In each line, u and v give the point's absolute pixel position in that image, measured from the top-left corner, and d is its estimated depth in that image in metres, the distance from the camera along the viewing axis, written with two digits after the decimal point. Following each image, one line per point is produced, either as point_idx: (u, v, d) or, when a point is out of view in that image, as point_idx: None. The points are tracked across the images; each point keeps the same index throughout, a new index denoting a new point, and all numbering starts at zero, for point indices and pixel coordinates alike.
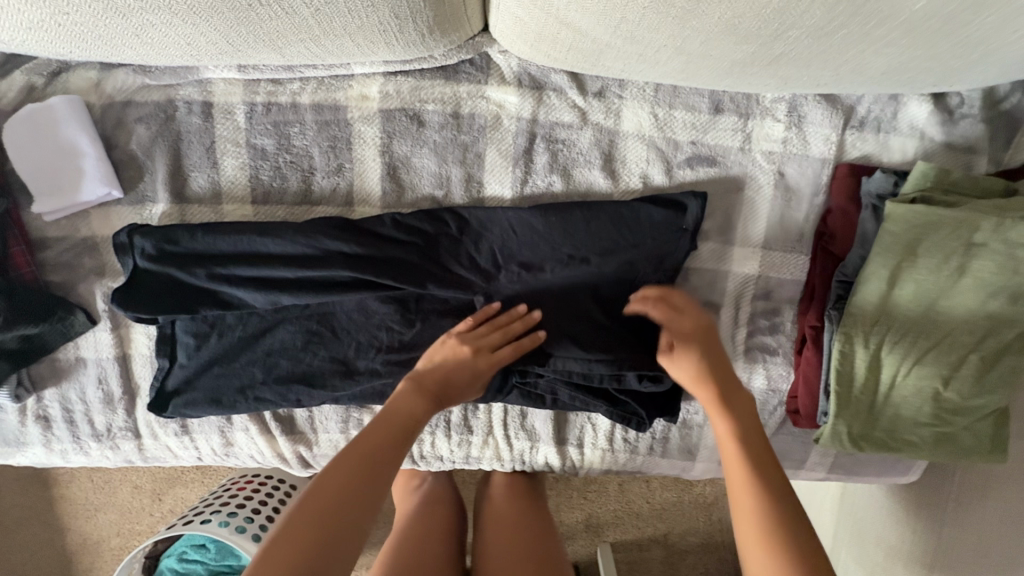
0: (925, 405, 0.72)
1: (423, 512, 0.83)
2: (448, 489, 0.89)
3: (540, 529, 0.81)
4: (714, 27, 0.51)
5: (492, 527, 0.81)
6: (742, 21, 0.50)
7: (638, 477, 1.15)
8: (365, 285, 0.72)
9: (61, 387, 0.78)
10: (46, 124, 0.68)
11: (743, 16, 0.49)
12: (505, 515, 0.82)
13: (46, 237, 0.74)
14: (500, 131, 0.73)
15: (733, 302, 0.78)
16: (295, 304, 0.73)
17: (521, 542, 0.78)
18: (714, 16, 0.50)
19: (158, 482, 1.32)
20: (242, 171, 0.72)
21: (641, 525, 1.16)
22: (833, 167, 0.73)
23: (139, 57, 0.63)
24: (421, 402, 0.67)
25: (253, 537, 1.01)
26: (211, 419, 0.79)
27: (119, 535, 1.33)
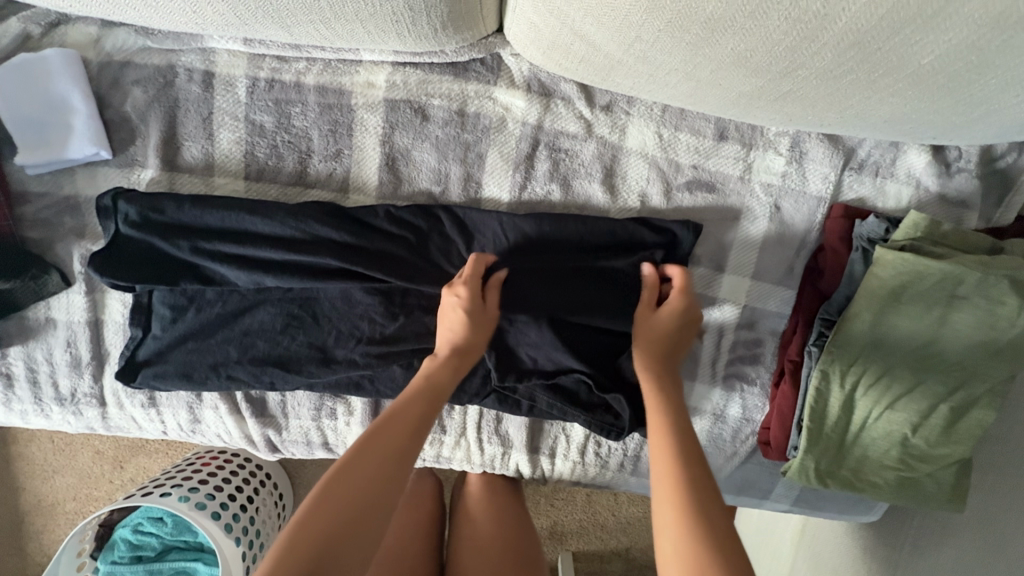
0: (892, 449, 0.74)
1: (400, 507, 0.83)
2: (427, 483, 0.89)
3: (515, 533, 0.80)
4: (725, 57, 0.50)
5: (468, 526, 0.81)
6: (753, 55, 0.49)
7: (606, 490, 1.16)
8: (352, 274, 0.72)
9: (28, 347, 0.75)
10: (39, 74, 0.66)
11: (756, 49, 0.48)
12: (483, 512, 0.82)
13: (28, 191, 0.71)
14: (504, 133, 0.72)
15: (717, 329, 0.78)
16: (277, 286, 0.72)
17: (495, 545, 0.78)
18: (728, 46, 0.49)
19: (121, 450, 1.29)
20: (237, 145, 0.71)
21: (605, 537, 1.17)
22: (829, 206, 0.74)
23: (142, 18, 0.61)
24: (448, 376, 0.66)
25: (212, 515, 0.99)
26: (180, 394, 0.78)
27: (75, 499, 1.30)
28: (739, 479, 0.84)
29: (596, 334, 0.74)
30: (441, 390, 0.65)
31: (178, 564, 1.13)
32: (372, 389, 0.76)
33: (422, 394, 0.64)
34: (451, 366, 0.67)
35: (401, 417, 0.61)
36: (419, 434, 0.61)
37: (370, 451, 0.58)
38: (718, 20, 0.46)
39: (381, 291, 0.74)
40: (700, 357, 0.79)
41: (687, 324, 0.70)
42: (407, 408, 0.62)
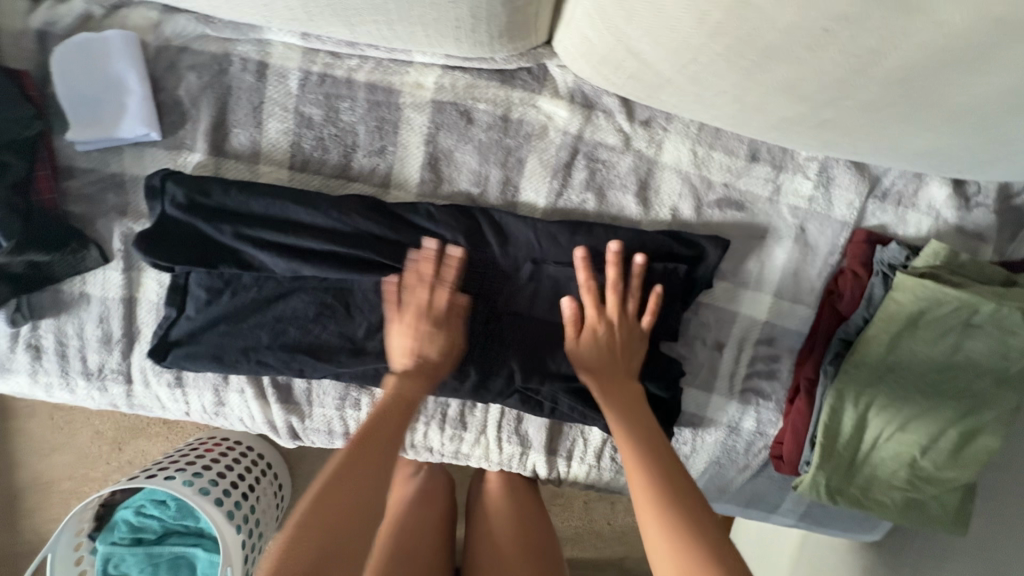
0: (901, 470, 0.76)
1: (416, 503, 0.85)
2: (443, 480, 0.91)
3: (530, 532, 0.82)
4: (777, 82, 0.52)
5: (492, 526, 0.82)
6: (803, 83, 0.52)
7: (604, 499, 1.18)
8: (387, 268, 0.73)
9: (59, 320, 0.76)
10: (97, 54, 0.68)
11: (808, 78, 0.51)
12: (505, 513, 0.84)
13: (74, 166, 0.72)
14: (545, 141, 0.74)
15: (737, 343, 0.81)
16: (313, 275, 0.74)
17: (512, 543, 0.79)
18: (782, 72, 0.51)
19: (121, 431, 1.29)
20: (285, 136, 0.73)
21: (600, 545, 1.19)
22: (851, 231, 0.77)
23: (209, 6, 0.62)
24: (413, 385, 0.66)
25: (216, 501, 0.99)
26: (208, 375, 0.79)
27: (72, 479, 1.29)
28: (749, 491, 0.86)
29: None
30: (405, 404, 0.65)
31: (177, 548, 1.13)
32: None
33: (381, 415, 0.62)
34: (416, 381, 0.67)
35: (359, 450, 0.58)
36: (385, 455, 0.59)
37: (331, 497, 0.53)
38: (778, 48, 0.48)
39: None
40: (718, 369, 0.81)
41: (614, 341, 0.71)
42: (367, 445, 0.59)
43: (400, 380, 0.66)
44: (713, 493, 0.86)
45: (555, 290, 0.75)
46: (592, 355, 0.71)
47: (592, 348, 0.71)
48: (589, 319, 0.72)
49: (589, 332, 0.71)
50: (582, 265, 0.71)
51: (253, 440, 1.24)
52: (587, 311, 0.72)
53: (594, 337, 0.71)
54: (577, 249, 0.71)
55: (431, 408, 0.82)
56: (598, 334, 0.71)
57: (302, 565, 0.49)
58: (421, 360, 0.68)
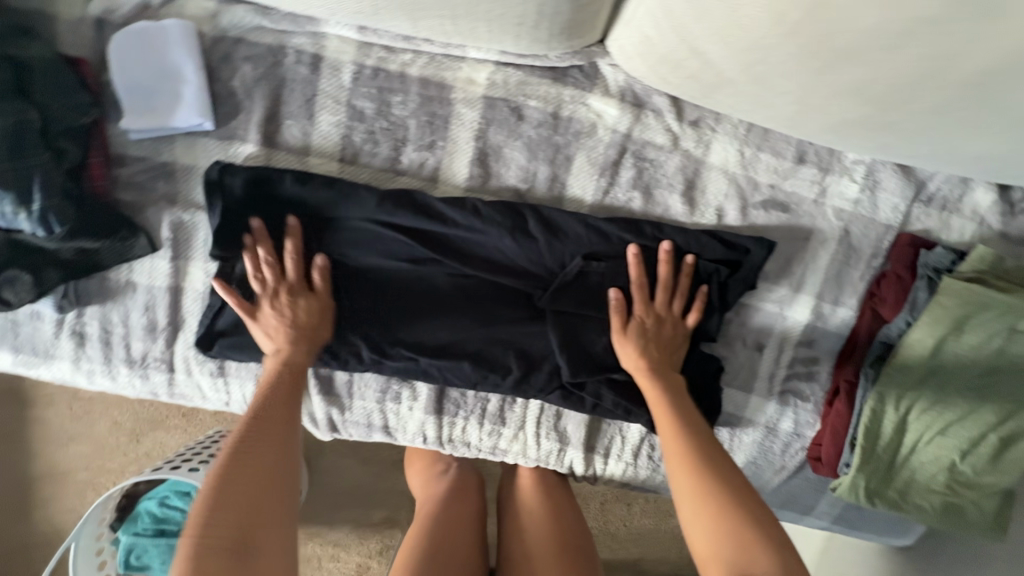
0: (940, 474, 0.76)
1: (446, 504, 0.85)
2: (471, 479, 0.91)
3: (564, 529, 0.80)
4: (846, 84, 0.53)
5: (524, 523, 0.82)
6: (873, 85, 0.52)
7: (620, 500, 1.19)
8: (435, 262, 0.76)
9: (104, 307, 0.76)
10: (155, 43, 0.68)
11: (879, 80, 0.51)
12: (536, 511, 0.83)
13: (126, 154, 0.72)
14: (593, 139, 0.75)
15: (777, 344, 0.81)
16: (361, 265, 0.75)
17: (546, 541, 0.79)
18: (853, 73, 0.51)
19: (140, 423, 1.28)
20: (336, 128, 0.73)
21: (615, 546, 1.20)
22: (895, 234, 0.77)
23: None
24: (296, 351, 0.70)
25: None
26: (250, 365, 0.79)
27: (90, 469, 1.29)
28: (784, 492, 0.86)
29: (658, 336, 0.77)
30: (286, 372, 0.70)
31: None
32: (440, 377, 0.77)
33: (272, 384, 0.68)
34: (300, 347, 0.71)
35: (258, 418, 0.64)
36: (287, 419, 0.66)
37: (244, 458, 0.59)
38: (855, 49, 0.48)
39: (462, 282, 0.76)
40: (758, 370, 0.82)
41: (660, 334, 0.73)
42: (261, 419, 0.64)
43: (292, 349, 0.70)
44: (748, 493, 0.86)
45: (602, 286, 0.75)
46: (640, 345, 0.72)
47: (638, 338, 0.72)
48: (635, 311, 0.74)
49: (637, 323, 0.73)
50: (634, 261, 0.73)
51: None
52: (636, 305, 0.73)
53: (641, 326, 0.73)
54: (630, 244, 0.74)
55: (471, 403, 0.82)
56: (646, 327, 0.73)
57: (225, 512, 0.54)
58: (304, 323, 0.71)
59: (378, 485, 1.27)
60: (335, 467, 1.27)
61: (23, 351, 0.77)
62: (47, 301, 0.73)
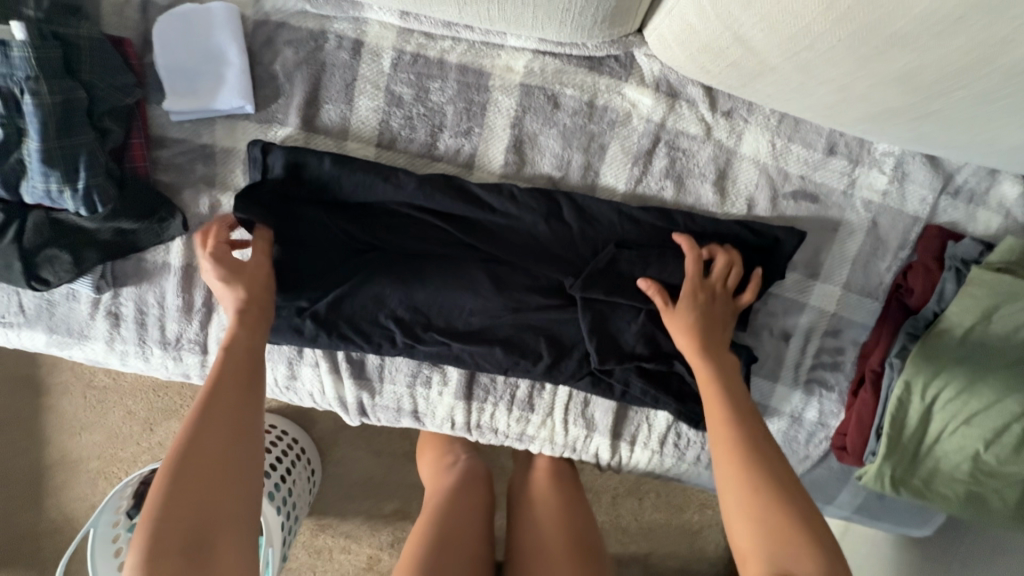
0: (964, 463, 0.75)
1: (456, 490, 0.85)
2: (482, 469, 0.92)
3: (575, 514, 0.80)
4: (893, 71, 0.54)
5: (534, 513, 0.81)
6: (920, 72, 0.53)
7: (632, 494, 1.20)
8: (468, 247, 0.77)
9: (140, 288, 0.76)
10: (199, 25, 0.69)
11: (928, 67, 0.52)
12: (545, 500, 0.83)
13: (166, 136, 0.73)
14: (628, 128, 0.76)
15: (803, 334, 0.82)
16: (394, 250, 0.76)
17: (553, 528, 0.77)
18: (901, 61, 0.52)
19: (154, 412, 1.28)
20: (375, 114, 0.74)
21: (626, 540, 1.21)
22: (923, 226, 0.79)
23: None
24: (249, 327, 0.66)
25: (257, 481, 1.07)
26: (283, 348, 0.80)
27: (101, 458, 1.28)
28: (807, 481, 0.87)
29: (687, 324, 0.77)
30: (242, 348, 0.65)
31: None
32: (472, 362, 0.78)
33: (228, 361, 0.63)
34: (252, 323, 0.67)
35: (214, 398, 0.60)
36: (248, 398, 0.62)
37: (198, 444, 0.57)
38: (906, 36, 0.49)
39: (495, 268, 0.77)
40: (785, 359, 0.83)
41: (711, 310, 0.71)
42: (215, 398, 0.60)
43: (243, 327, 0.66)
44: None
45: (633, 272, 0.75)
46: (693, 319, 0.70)
47: (690, 310, 0.70)
48: (686, 285, 0.71)
49: (688, 297, 0.71)
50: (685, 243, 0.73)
51: (288, 423, 1.24)
52: (687, 279, 0.71)
53: (693, 300, 0.71)
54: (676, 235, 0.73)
55: (500, 388, 0.83)
56: (699, 300, 0.71)
57: (180, 505, 0.53)
58: (252, 300, 0.67)
59: (391, 476, 1.28)
60: (347, 458, 1.27)
61: (57, 331, 0.77)
62: (85, 280, 0.74)
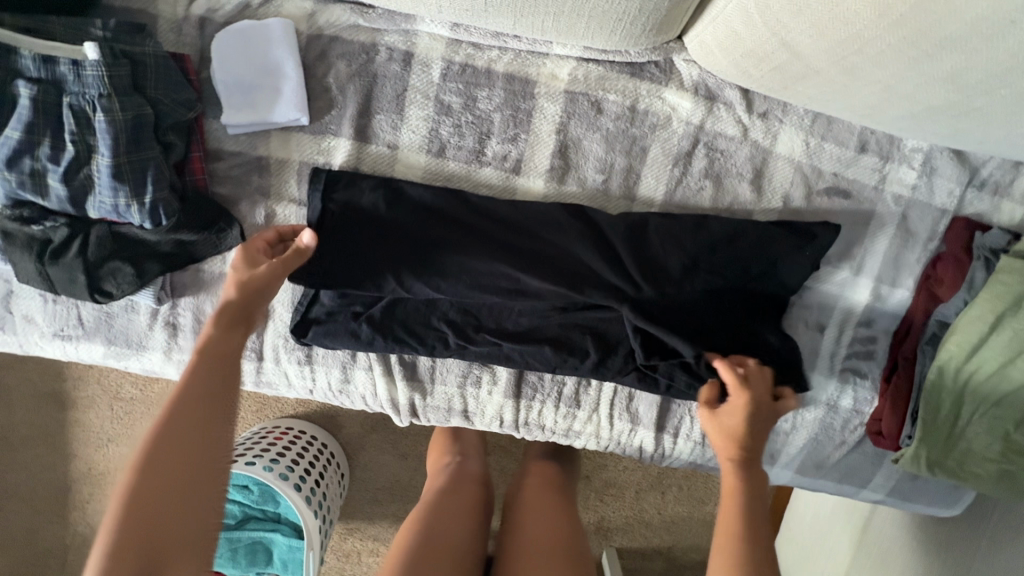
0: (995, 443, 0.78)
1: (452, 486, 0.90)
2: (477, 469, 0.97)
3: (562, 507, 0.85)
4: (940, 73, 0.58)
5: (524, 505, 0.86)
6: (967, 73, 0.57)
7: (656, 488, 1.22)
8: (512, 236, 0.76)
9: (198, 298, 0.78)
10: (258, 42, 0.71)
11: (975, 68, 0.56)
12: (535, 496, 0.88)
13: (223, 149, 0.75)
14: (668, 131, 0.78)
15: (838, 324, 0.85)
16: (438, 240, 0.75)
17: (540, 518, 0.82)
18: (949, 63, 0.56)
19: None
20: (424, 123, 0.76)
21: (648, 534, 1.24)
22: (950, 219, 0.82)
23: None
24: (232, 334, 0.64)
25: (295, 485, 1.09)
26: (337, 353, 0.82)
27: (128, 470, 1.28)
28: (845, 466, 0.90)
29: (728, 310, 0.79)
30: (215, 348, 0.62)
31: (256, 533, 1.15)
32: (521, 361, 0.80)
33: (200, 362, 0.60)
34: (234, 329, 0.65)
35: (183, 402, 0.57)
36: (218, 404, 0.59)
37: (160, 447, 0.54)
38: (956, 39, 0.53)
39: (542, 266, 0.76)
40: (821, 349, 0.86)
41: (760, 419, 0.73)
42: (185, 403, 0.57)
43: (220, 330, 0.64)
44: (809, 468, 0.90)
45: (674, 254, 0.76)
46: (740, 425, 0.71)
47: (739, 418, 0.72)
48: (735, 396, 0.73)
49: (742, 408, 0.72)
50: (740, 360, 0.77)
51: (317, 429, 1.24)
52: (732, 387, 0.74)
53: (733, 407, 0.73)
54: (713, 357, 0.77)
55: (548, 386, 0.85)
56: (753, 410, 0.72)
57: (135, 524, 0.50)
58: (236, 307, 0.65)
59: (419, 478, 1.29)
60: (375, 463, 1.27)
61: (116, 342, 0.79)
62: (146, 292, 0.76)
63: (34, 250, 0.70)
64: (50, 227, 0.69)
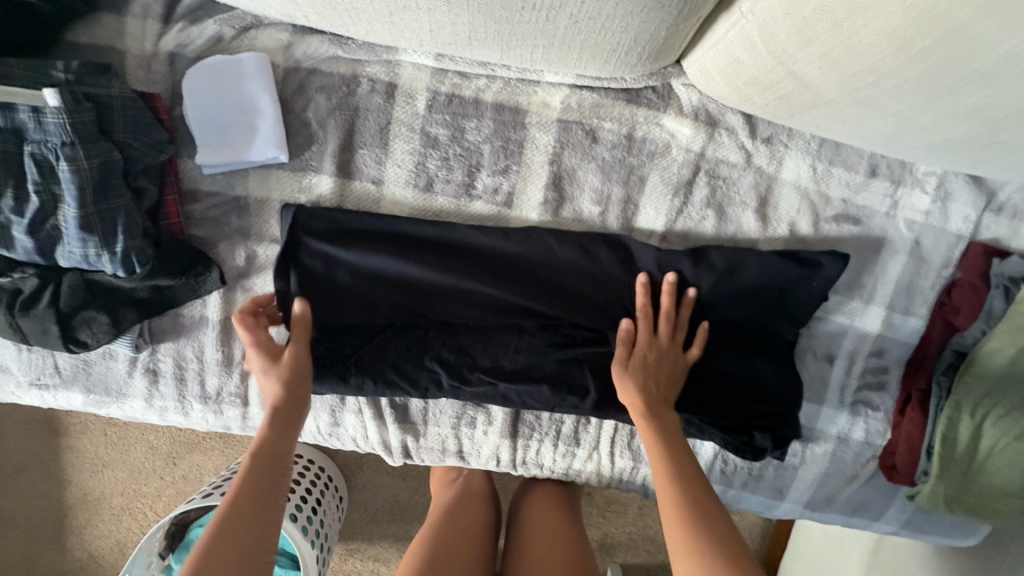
0: (1015, 478, 0.74)
1: (457, 509, 0.85)
2: (484, 483, 0.92)
3: (574, 531, 0.82)
4: (962, 107, 0.54)
5: (533, 529, 0.82)
6: (991, 109, 0.53)
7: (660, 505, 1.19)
8: (508, 263, 0.73)
9: (179, 344, 0.75)
10: (231, 78, 0.68)
11: (1001, 105, 0.52)
12: (546, 517, 0.84)
13: (199, 189, 0.72)
14: (667, 158, 0.74)
15: (847, 356, 0.81)
16: (432, 270, 0.72)
17: (550, 545, 0.79)
18: (972, 98, 0.53)
19: (176, 446, 1.23)
20: (410, 157, 0.72)
21: (652, 550, 1.20)
22: (966, 244, 0.78)
23: (368, 32, 0.64)
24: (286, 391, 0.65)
25: (291, 516, 1.03)
26: (325, 397, 0.79)
27: (121, 495, 1.23)
28: (855, 500, 0.86)
29: (735, 343, 0.76)
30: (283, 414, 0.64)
31: None
32: (519, 401, 0.75)
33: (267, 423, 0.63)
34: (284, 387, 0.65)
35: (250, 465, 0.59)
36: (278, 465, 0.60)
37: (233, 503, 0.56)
38: (980, 75, 0.50)
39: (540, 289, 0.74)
40: (830, 382, 0.82)
41: (665, 365, 0.71)
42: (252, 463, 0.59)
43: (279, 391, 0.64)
44: (821, 504, 0.86)
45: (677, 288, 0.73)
46: (643, 380, 0.69)
47: (640, 374, 0.69)
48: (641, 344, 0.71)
49: (645, 356, 0.70)
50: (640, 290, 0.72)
51: (311, 450, 1.21)
52: (642, 333, 0.71)
53: (644, 360, 0.70)
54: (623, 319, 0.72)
55: (546, 426, 0.81)
56: (647, 360, 0.70)
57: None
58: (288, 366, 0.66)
59: (417, 498, 1.25)
60: (372, 484, 1.24)
61: (94, 390, 0.76)
62: (123, 340, 0.72)
63: (4, 300, 0.66)
64: (19, 278, 0.66)
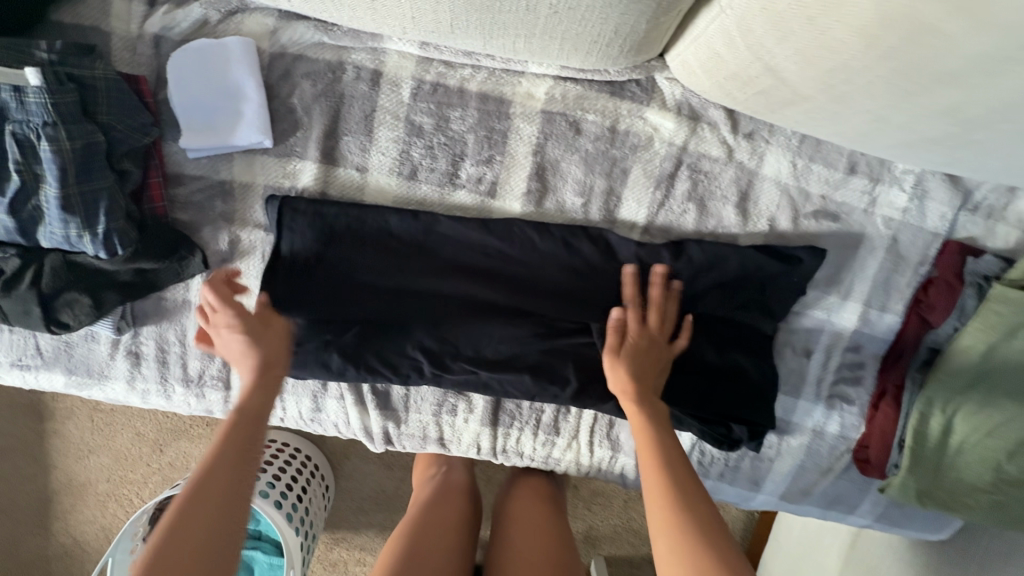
0: (986, 473, 0.74)
1: (437, 501, 0.86)
2: (464, 481, 0.94)
3: (554, 516, 0.84)
4: (932, 104, 0.55)
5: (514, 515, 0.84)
6: (961, 106, 0.54)
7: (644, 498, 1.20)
8: (492, 254, 0.74)
9: (161, 327, 0.75)
10: (216, 62, 0.68)
11: (970, 102, 0.53)
12: (526, 505, 0.86)
13: (183, 173, 0.72)
14: (649, 151, 0.75)
15: (824, 351, 0.83)
16: (418, 261, 0.73)
17: (530, 528, 0.80)
18: (942, 95, 0.54)
19: (163, 432, 1.23)
20: (395, 145, 0.73)
21: (636, 542, 1.22)
22: (942, 242, 0.79)
23: (352, 18, 0.64)
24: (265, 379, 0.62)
25: (275, 503, 1.03)
26: (307, 383, 0.80)
27: (107, 481, 1.23)
28: (830, 493, 0.87)
29: (713, 335, 0.76)
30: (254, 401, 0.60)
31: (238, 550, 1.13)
32: (500, 389, 0.76)
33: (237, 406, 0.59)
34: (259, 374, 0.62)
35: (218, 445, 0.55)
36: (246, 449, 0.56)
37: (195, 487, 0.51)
38: (947, 74, 0.51)
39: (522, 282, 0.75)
40: (806, 375, 0.83)
41: (655, 353, 0.69)
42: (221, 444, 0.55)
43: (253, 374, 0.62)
44: (796, 496, 0.87)
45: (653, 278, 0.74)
46: (633, 369, 0.67)
47: (632, 360, 0.68)
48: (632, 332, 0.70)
49: (636, 344, 0.69)
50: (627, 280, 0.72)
51: (298, 439, 1.22)
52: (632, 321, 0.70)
53: (635, 348, 0.69)
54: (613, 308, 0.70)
55: (526, 414, 0.82)
56: (638, 348, 0.69)
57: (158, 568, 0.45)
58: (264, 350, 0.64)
59: (404, 488, 1.26)
60: (359, 473, 1.25)
61: (76, 372, 0.76)
62: (105, 322, 0.72)
63: None
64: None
